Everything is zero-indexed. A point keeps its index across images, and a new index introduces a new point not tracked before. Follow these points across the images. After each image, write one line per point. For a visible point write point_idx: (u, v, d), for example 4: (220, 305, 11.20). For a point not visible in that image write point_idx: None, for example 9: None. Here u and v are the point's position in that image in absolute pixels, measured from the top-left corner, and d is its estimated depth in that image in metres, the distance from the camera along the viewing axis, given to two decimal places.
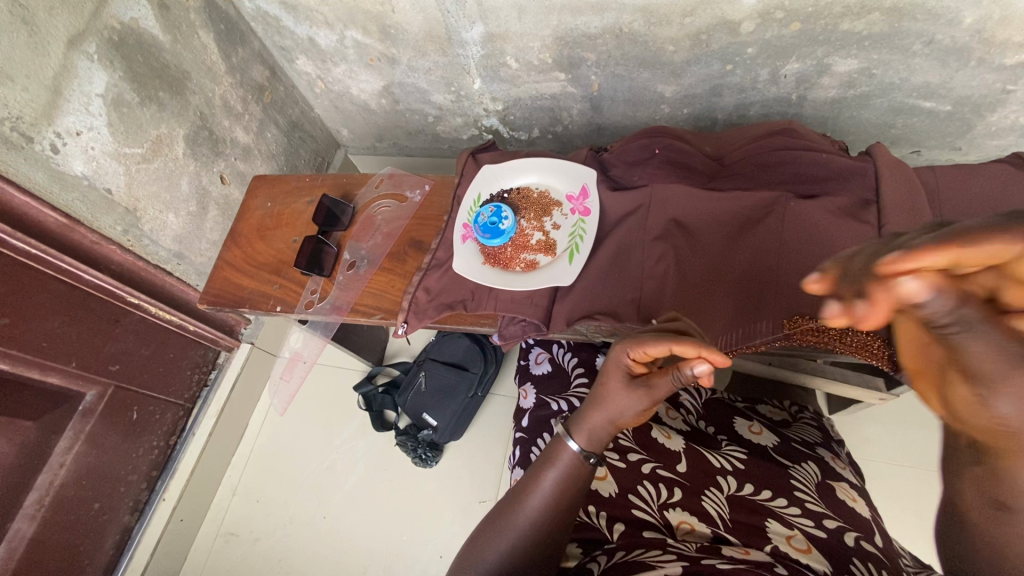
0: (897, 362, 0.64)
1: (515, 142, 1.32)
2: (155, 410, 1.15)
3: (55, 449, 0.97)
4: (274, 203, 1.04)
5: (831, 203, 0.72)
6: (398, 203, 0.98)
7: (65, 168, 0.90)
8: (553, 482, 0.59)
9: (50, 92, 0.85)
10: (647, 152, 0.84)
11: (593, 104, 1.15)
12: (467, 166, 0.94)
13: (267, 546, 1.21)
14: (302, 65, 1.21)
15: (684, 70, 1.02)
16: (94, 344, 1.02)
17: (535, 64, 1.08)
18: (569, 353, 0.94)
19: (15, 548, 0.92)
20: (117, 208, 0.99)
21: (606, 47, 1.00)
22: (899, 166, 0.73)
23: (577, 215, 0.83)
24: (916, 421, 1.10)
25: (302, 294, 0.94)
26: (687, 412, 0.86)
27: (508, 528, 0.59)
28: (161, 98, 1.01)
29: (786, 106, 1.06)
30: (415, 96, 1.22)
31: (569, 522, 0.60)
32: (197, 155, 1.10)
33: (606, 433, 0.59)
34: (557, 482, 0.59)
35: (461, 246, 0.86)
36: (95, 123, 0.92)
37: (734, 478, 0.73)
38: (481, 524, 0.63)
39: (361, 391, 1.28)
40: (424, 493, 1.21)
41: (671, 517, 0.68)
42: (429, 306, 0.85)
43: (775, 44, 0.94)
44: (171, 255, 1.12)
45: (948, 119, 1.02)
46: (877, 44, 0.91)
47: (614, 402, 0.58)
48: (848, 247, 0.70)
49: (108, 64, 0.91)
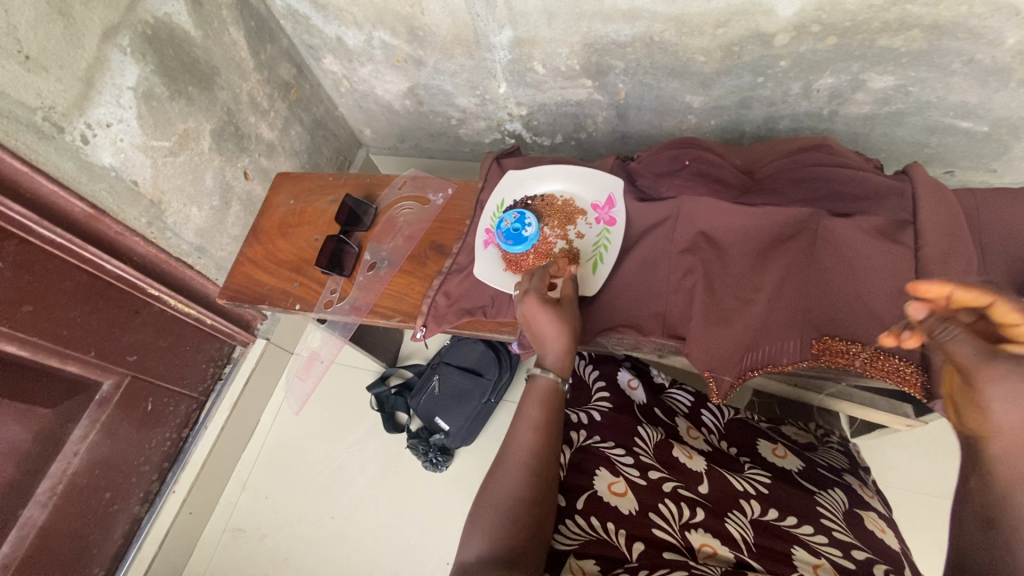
0: (930, 390, 0.62)
1: (538, 148, 1.31)
2: (170, 402, 1.16)
3: (71, 437, 0.97)
4: (296, 201, 1.04)
5: (866, 223, 0.70)
6: (420, 206, 0.97)
7: (93, 159, 0.91)
8: (536, 410, 0.66)
9: (82, 84, 0.86)
10: (677, 162, 0.82)
11: (619, 112, 1.14)
12: (491, 171, 0.94)
13: (273, 543, 1.21)
14: (329, 64, 1.21)
15: (713, 81, 1.01)
16: (113, 335, 1.02)
17: (563, 71, 1.07)
18: (590, 367, 0.95)
19: (26, 535, 0.92)
20: (142, 200, 1.00)
21: (636, 56, 0.99)
22: (938, 187, 0.71)
23: (602, 225, 0.82)
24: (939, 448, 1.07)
25: (321, 293, 0.94)
26: (708, 431, 0.87)
27: (506, 467, 0.63)
28: (190, 92, 1.01)
29: (817, 121, 1.04)
30: (440, 99, 1.21)
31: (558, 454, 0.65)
32: (222, 150, 1.11)
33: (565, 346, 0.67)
34: (540, 409, 0.66)
35: (483, 251, 0.86)
36: (124, 115, 0.92)
37: (757, 503, 0.71)
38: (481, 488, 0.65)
39: (374, 391, 1.29)
40: (433, 498, 1.20)
41: (692, 539, 0.65)
42: (449, 311, 0.84)
43: (809, 58, 0.92)
44: (192, 249, 1.13)
45: (984, 140, 1.00)
46: (915, 61, 0.89)
47: (558, 325, 0.67)
48: (882, 269, 0.68)
49: (140, 57, 0.92)
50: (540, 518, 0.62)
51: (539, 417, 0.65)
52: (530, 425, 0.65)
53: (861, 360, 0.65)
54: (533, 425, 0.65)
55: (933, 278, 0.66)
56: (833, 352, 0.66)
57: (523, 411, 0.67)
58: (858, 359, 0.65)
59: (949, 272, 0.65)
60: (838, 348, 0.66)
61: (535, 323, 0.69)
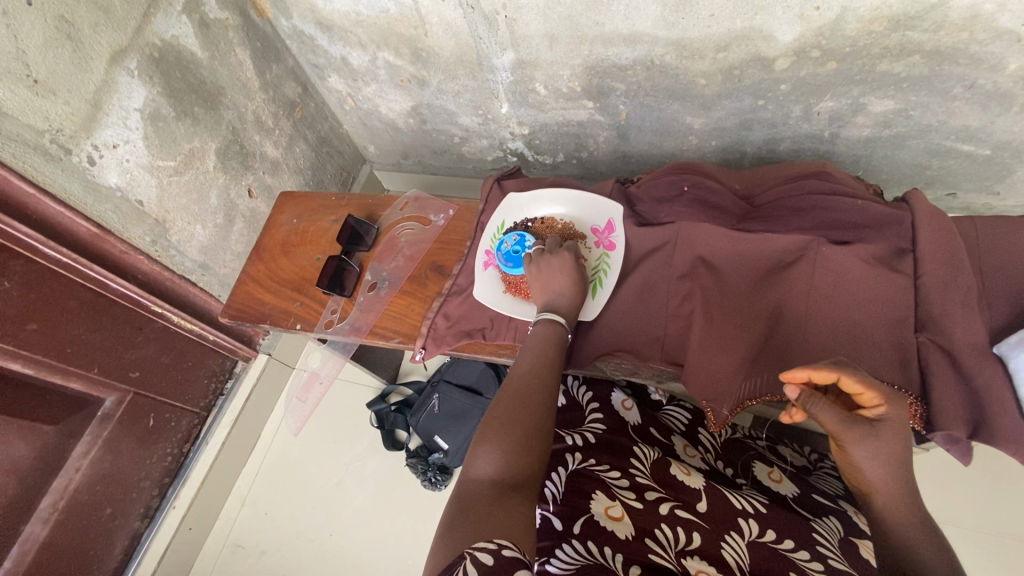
0: (928, 421, 0.63)
1: (540, 166, 1.32)
2: (172, 417, 1.17)
3: (72, 453, 0.98)
4: (299, 220, 1.05)
5: (864, 251, 0.70)
6: (421, 226, 0.98)
7: (100, 180, 0.92)
8: (538, 346, 0.67)
9: (90, 106, 0.87)
10: (675, 187, 0.82)
11: (620, 132, 1.15)
12: (492, 194, 0.94)
13: (272, 560, 1.21)
14: (333, 83, 1.23)
15: (714, 103, 1.01)
16: (116, 351, 1.03)
17: (564, 92, 1.08)
18: (583, 387, 0.94)
19: (27, 552, 0.93)
20: (147, 219, 1.01)
21: (637, 78, 1.00)
22: (938, 215, 0.70)
23: (602, 249, 0.82)
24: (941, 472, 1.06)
25: (322, 313, 0.94)
26: (705, 450, 0.87)
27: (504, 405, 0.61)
28: (196, 112, 1.03)
29: (818, 143, 1.05)
30: (442, 117, 1.23)
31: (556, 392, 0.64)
32: (226, 168, 1.12)
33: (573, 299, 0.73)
34: (541, 347, 0.67)
35: (483, 273, 0.86)
36: (131, 136, 0.94)
37: (755, 522, 0.71)
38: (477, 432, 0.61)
39: (374, 408, 1.30)
40: (433, 516, 1.19)
41: (689, 565, 0.64)
42: (448, 333, 0.85)
43: (810, 82, 0.93)
44: (196, 266, 1.14)
45: (986, 163, 1.00)
46: (915, 86, 0.89)
47: (572, 282, 0.73)
48: (881, 298, 0.68)
49: (148, 79, 0.93)
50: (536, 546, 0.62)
51: (542, 352, 0.67)
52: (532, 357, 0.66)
53: None
54: (536, 355, 0.66)
55: (933, 307, 0.66)
56: None
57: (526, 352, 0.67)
58: None
59: (949, 301, 0.65)
60: None
61: (548, 277, 0.74)
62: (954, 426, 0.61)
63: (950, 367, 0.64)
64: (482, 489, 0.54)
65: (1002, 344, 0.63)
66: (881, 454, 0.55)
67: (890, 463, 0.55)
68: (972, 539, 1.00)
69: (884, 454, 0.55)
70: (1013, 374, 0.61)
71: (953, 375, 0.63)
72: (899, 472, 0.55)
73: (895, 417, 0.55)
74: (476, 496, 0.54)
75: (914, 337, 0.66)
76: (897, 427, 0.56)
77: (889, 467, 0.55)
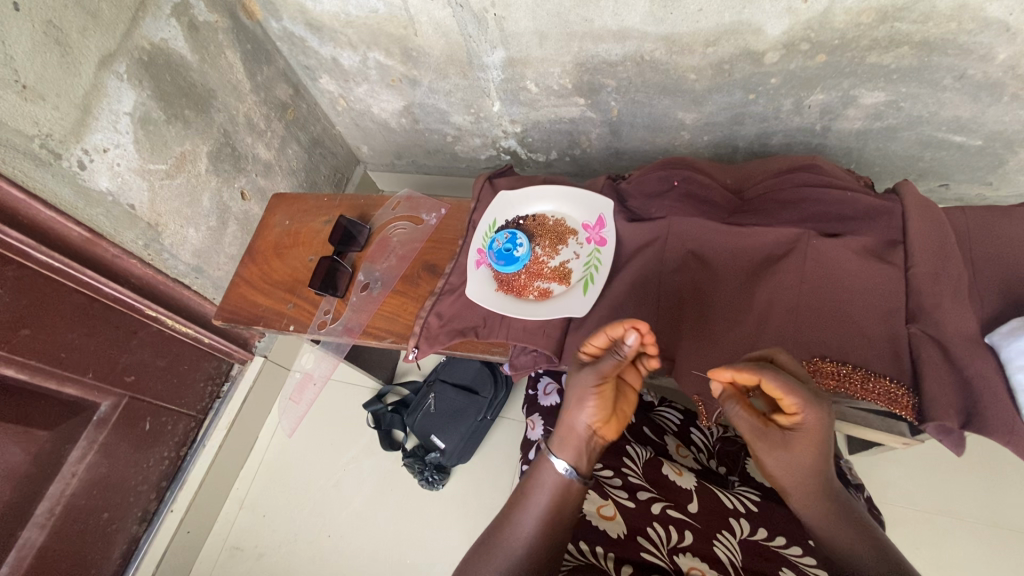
0: (921, 413, 0.62)
1: (533, 164, 1.32)
2: (168, 420, 1.16)
3: (68, 458, 0.98)
4: (291, 221, 1.05)
5: (855, 243, 0.70)
6: (414, 226, 0.98)
7: (90, 184, 0.92)
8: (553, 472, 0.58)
9: (79, 111, 0.87)
10: (666, 183, 0.83)
11: (612, 129, 1.14)
12: (483, 191, 0.94)
13: (271, 562, 1.21)
14: (325, 84, 1.23)
15: (705, 98, 1.01)
16: (111, 355, 1.03)
17: (555, 89, 1.07)
18: None
19: (24, 557, 0.93)
20: (139, 223, 1.01)
21: (627, 74, 1.00)
22: (927, 206, 0.71)
23: (593, 245, 0.83)
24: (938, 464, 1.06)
25: (315, 314, 0.94)
26: (697, 449, 0.87)
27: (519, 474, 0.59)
28: (186, 115, 1.03)
29: (810, 136, 1.04)
30: (435, 117, 1.22)
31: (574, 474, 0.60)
32: (218, 171, 1.12)
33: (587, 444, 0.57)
34: (558, 472, 0.57)
35: (475, 271, 0.86)
36: (121, 140, 0.93)
37: (746, 522, 0.72)
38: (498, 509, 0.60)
39: (371, 409, 1.29)
40: (430, 516, 1.19)
41: (681, 562, 0.64)
42: (441, 332, 0.84)
43: (800, 75, 0.92)
44: (190, 269, 1.14)
45: (978, 153, 0.99)
46: (905, 77, 0.89)
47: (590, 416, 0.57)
48: (872, 289, 0.68)
49: (137, 82, 0.93)
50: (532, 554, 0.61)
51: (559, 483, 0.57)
52: (546, 491, 0.57)
53: (851, 381, 0.65)
54: (550, 490, 0.57)
55: (925, 297, 0.66)
56: (823, 374, 0.66)
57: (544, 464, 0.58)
58: (849, 381, 0.65)
59: (941, 291, 0.66)
60: (829, 370, 0.66)
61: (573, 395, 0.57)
62: (946, 418, 0.61)
63: (942, 357, 0.64)
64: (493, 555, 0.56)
65: (994, 334, 0.63)
66: (794, 460, 0.54)
67: (801, 468, 0.54)
68: (969, 533, 1.00)
69: (796, 458, 0.54)
70: (1005, 364, 0.61)
71: (945, 365, 0.63)
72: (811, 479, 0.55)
73: (818, 429, 0.52)
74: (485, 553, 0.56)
75: (905, 328, 0.66)
76: (819, 439, 0.53)
77: (800, 473, 0.55)
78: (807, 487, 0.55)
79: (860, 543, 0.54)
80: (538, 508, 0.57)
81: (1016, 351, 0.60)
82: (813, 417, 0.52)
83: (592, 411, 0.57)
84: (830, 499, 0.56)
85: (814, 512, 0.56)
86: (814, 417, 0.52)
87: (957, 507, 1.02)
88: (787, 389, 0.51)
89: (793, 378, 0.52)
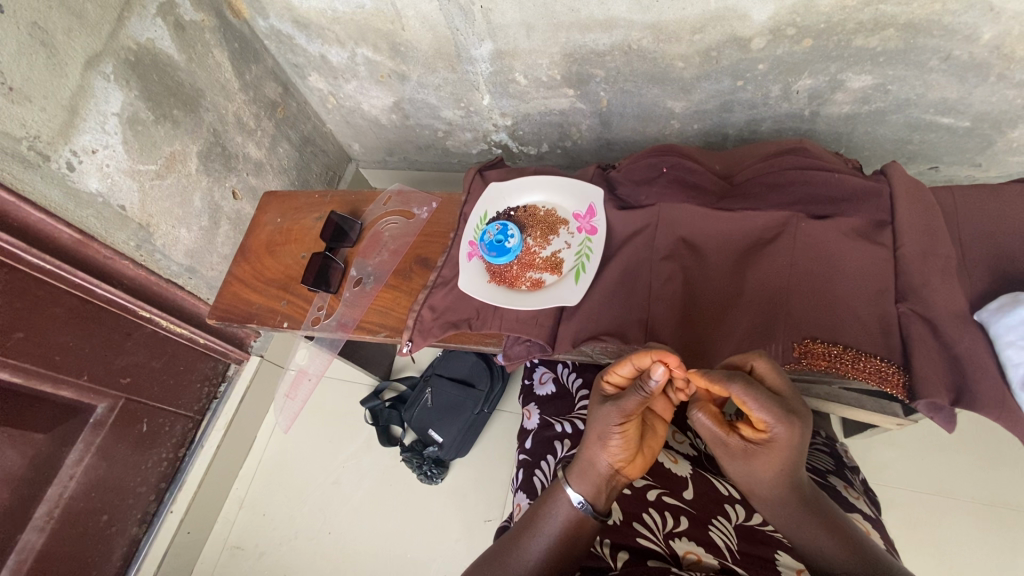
0: (911, 391, 0.63)
1: (524, 157, 1.32)
2: (165, 422, 1.16)
3: (66, 461, 0.98)
4: (283, 219, 1.05)
5: (843, 224, 0.70)
6: (405, 220, 0.98)
7: (80, 185, 0.92)
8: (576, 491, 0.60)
9: (66, 112, 0.87)
10: (655, 170, 0.83)
11: (602, 119, 1.14)
12: (474, 184, 0.94)
13: (272, 560, 1.21)
14: (314, 82, 1.22)
15: (694, 86, 1.02)
16: (106, 357, 1.03)
17: (544, 81, 1.08)
18: (573, 374, 0.94)
19: (24, 560, 0.93)
20: (131, 224, 1.01)
21: (615, 64, 1.00)
22: (915, 187, 0.71)
23: (584, 234, 0.83)
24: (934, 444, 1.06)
25: (309, 311, 0.94)
26: (694, 435, 0.84)
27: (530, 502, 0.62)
28: (175, 115, 1.03)
29: (799, 122, 1.05)
30: (425, 112, 1.22)
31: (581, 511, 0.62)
32: (209, 170, 1.11)
33: (604, 477, 0.59)
34: (582, 491, 0.59)
35: (467, 264, 0.86)
36: (110, 141, 0.93)
37: (742, 508, 0.71)
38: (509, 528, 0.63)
39: (368, 406, 1.28)
40: (430, 510, 1.20)
41: (677, 547, 0.64)
42: (435, 325, 0.84)
43: (787, 60, 0.93)
44: (182, 269, 1.13)
45: (966, 135, 1.00)
46: (892, 60, 0.89)
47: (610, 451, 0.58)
48: (862, 269, 0.68)
49: (124, 83, 0.93)
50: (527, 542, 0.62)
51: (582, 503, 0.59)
52: (568, 507, 0.60)
53: (843, 361, 0.65)
54: (571, 505, 0.59)
55: (913, 277, 0.66)
56: (815, 355, 0.66)
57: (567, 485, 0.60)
58: (840, 361, 0.65)
59: (929, 270, 0.66)
60: (820, 351, 0.66)
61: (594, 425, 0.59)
62: (937, 395, 0.61)
63: (932, 335, 0.64)
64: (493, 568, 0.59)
65: (983, 311, 0.64)
66: (756, 465, 0.56)
67: (762, 472, 0.56)
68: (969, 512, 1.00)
69: (761, 465, 0.55)
70: (994, 340, 0.61)
71: (935, 343, 0.63)
72: (774, 483, 0.56)
73: (786, 441, 0.52)
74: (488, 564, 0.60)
75: (895, 307, 0.66)
76: (786, 452, 0.53)
77: (762, 476, 0.56)
78: (772, 491, 0.57)
79: (836, 547, 0.54)
80: (558, 521, 0.59)
81: (1005, 326, 0.60)
82: (783, 431, 0.52)
83: (611, 447, 0.58)
84: (800, 504, 0.57)
85: (779, 515, 0.58)
86: (783, 431, 0.52)
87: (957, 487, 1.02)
88: (755, 401, 0.51)
89: (763, 390, 0.51)
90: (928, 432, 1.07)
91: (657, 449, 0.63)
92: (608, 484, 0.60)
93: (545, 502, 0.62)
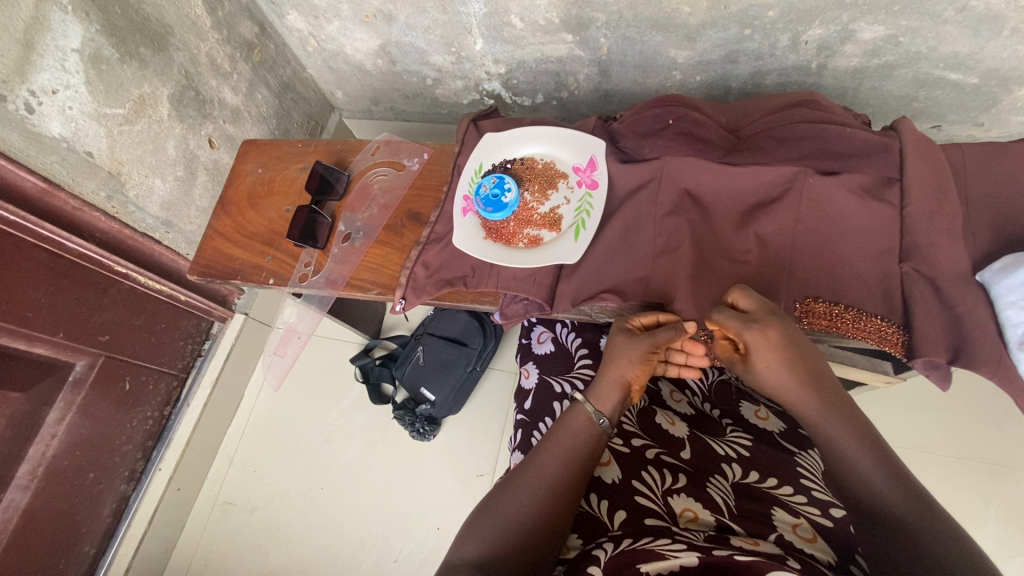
0: (909, 349, 0.63)
1: (517, 109, 1.26)
2: (148, 380, 1.14)
3: (47, 420, 0.95)
4: (264, 169, 1.00)
5: (852, 181, 0.68)
6: (395, 172, 0.94)
7: (41, 129, 0.85)
8: (567, 440, 0.65)
9: (22, 47, 0.79)
10: (660, 122, 0.79)
11: (601, 69, 1.09)
12: (467, 134, 0.89)
13: (264, 515, 1.22)
14: (293, 21, 1.13)
15: (699, 34, 0.96)
16: (83, 314, 0.99)
17: (541, 24, 1.01)
18: (572, 333, 0.93)
19: (10, 519, 0.91)
20: (99, 172, 0.95)
21: (618, 7, 0.94)
22: (925, 142, 0.69)
23: (584, 189, 0.79)
24: (1012, 429, 1.08)
25: (295, 267, 0.91)
26: (691, 393, 0.85)
27: (537, 461, 0.64)
28: (142, 54, 0.94)
29: (805, 75, 1.01)
30: (413, 57, 1.15)
31: (578, 478, 0.63)
32: (183, 117, 1.04)
33: (619, 394, 0.67)
34: (575, 437, 0.65)
35: (462, 219, 0.82)
36: (72, 81, 0.86)
37: (738, 467, 0.72)
38: (503, 497, 0.63)
39: (358, 363, 1.27)
40: (423, 465, 1.21)
41: (675, 504, 0.65)
42: (429, 282, 0.81)
43: (798, 8, 0.88)
44: (159, 223, 1.09)
45: (973, 92, 0.98)
46: (906, 9, 0.85)
47: (622, 362, 0.67)
48: (866, 229, 0.67)
49: (83, 15, 0.85)
50: (521, 502, 0.61)
51: (571, 448, 0.64)
52: (558, 459, 0.64)
53: (844, 321, 0.66)
54: (561, 456, 0.64)
55: (919, 236, 0.65)
56: (816, 314, 0.67)
57: (581, 428, 0.65)
58: (841, 321, 0.66)
59: (935, 230, 0.65)
60: (822, 310, 0.66)
61: (626, 362, 0.67)
62: (934, 353, 0.61)
63: (933, 295, 0.64)
64: (506, 528, 0.60)
65: (985, 272, 0.63)
66: None
67: None
68: (964, 487, 1.06)
69: None
70: (995, 301, 0.61)
71: (936, 303, 0.63)
72: None
73: None
74: (503, 532, 0.60)
75: (899, 267, 0.66)
76: None
77: None
78: None
79: (877, 477, 0.54)
80: (557, 469, 0.63)
81: (1007, 287, 0.59)
82: None
83: (631, 371, 0.67)
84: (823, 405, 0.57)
85: None
86: None
87: (966, 456, 1.08)
88: None
89: None
90: (993, 402, 1.10)
91: (616, 356, 0.68)
92: (613, 398, 0.67)
93: (536, 459, 0.65)
